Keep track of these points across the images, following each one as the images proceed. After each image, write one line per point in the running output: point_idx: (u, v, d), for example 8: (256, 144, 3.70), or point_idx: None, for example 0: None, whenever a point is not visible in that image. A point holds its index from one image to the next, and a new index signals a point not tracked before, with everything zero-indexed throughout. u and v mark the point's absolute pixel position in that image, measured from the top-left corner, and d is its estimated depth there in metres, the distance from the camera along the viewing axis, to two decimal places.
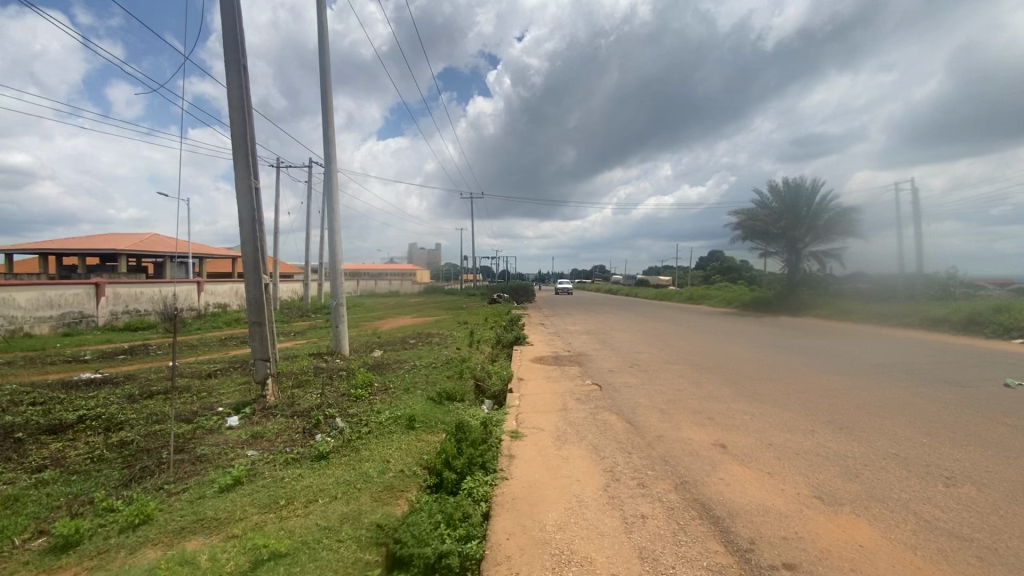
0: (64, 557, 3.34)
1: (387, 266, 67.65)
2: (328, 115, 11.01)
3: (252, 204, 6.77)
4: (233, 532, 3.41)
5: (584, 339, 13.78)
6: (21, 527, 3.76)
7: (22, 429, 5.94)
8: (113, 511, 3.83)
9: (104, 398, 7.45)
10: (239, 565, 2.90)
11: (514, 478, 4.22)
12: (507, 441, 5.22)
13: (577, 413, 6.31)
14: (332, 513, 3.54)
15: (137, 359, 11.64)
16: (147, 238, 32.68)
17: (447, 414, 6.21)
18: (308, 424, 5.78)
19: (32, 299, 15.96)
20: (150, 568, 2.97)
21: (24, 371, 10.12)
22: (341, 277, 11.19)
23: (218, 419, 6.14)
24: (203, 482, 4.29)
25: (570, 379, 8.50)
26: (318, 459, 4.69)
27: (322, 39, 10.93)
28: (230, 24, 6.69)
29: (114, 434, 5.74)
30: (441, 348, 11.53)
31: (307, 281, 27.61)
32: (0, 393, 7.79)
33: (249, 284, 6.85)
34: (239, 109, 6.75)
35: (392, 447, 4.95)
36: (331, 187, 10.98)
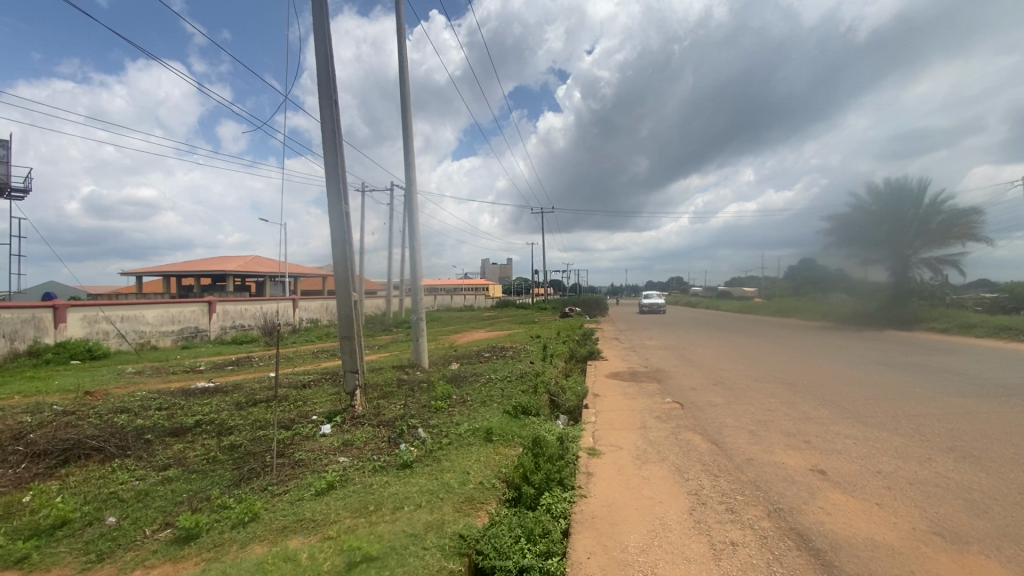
0: (186, 548, 3.74)
1: (462, 282, 69.82)
2: (409, 140, 11.66)
3: (343, 227, 7.30)
4: (328, 533, 3.65)
5: (662, 355, 13.32)
6: (151, 519, 4.27)
7: (152, 431, 6.75)
8: (225, 508, 4.24)
9: (215, 405, 8.28)
10: (335, 565, 3.10)
11: (593, 496, 4.17)
12: (585, 458, 5.16)
13: (658, 432, 6.10)
14: (417, 521, 3.69)
15: (242, 370, 12.86)
16: (250, 260, 36.17)
17: (523, 428, 6.26)
18: (392, 434, 6.07)
19: (158, 316, 18.15)
20: (258, 563, 3.24)
21: (153, 379, 11.54)
22: (421, 293, 11.70)
23: (313, 427, 6.61)
24: (301, 485, 4.64)
25: (648, 396, 8.24)
26: (402, 468, 4.92)
27: (402, 70, 11.65)
28: (323, 64, 7.33)
29: (225, 438, 6.38)
30: (515, 362, 11.65)
31: (388, 296, 29.08)
32: (133, 399, 8.91)
33: (340, 301, 7.37)
34: (332, 139, 7.32)
35: (472, 459, 5.07)
36: (411, 207, 11.57)
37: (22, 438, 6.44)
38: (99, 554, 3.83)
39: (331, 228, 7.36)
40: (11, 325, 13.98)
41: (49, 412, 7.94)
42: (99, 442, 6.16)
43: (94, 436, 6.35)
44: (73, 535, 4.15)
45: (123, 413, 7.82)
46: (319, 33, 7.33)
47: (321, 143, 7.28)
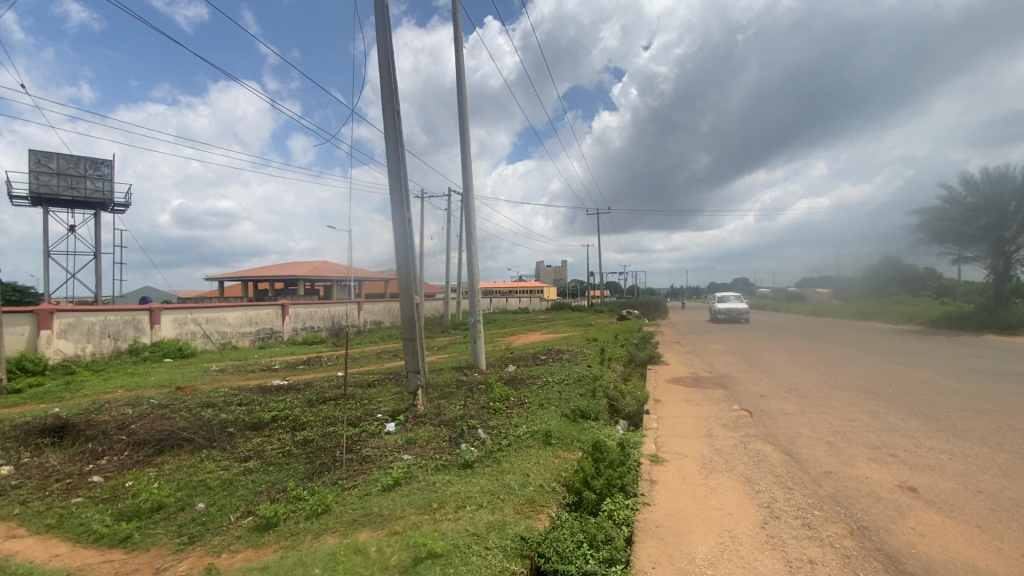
0: (266, 535, 4.00)
1: (518, 284, 70.08)
2: (466, 146, 11.89)
3: (406, 231, 7.55)
4: (395, 528, 3.77)
5: (727, 360, 12.75)
6: (235, 507, 4.59)
7: (233, 425, 7.27)
8: (300, 500, 4.49)
9: (289, 402, 8.80)
10: (402, 560, 3.20)
11: (657, 505, 4.05)
12: (647, 465, 5.03)
13: (725, 441, 5.84)
14: (479, 520, 3.74)
15: (312, 369, 13.57)
16: (318, 265, 38.18)
17: (582, 433, 6.20)
18: (453, 434, 6.20)
19: (237, 318, 19.53)
20: (331, 553, 3.41)
21: (234, 376, 12.44)
22: (478, 295, 11.86)
23: (378, 424, 6.88)
24: (369, 480, 4.83)
25: (713, 402, 7.91)
26: (464, 468, 5.00)
27: (460, 77, 11.91)
28: (386, 76, 7.63)
29: (298, 433, 6.75)
30: (573, 365, 11.55)
31: (446, 299, 29.64)
32: (218, 395, 9.64)
33: (403, 304, 7.61)
34: (394, 148, 7.59)
35: (532, 461, 5.09)
36: (469, 212, 11.78)
37: (125, 428, 7.14)
38: (191, 537, 4.16)
39: (394, 233, 7.63)
40: (114, 326, 15.56)
41: (146, 405, 8.75)
42: (189, 434, 6.72)
43: (185, 428, 6.93)
44: (168, 519, 4.54)
45: (209, 408, 8.48)
46: (382, 46, 7.64)
47: (385, 152, 7.58)
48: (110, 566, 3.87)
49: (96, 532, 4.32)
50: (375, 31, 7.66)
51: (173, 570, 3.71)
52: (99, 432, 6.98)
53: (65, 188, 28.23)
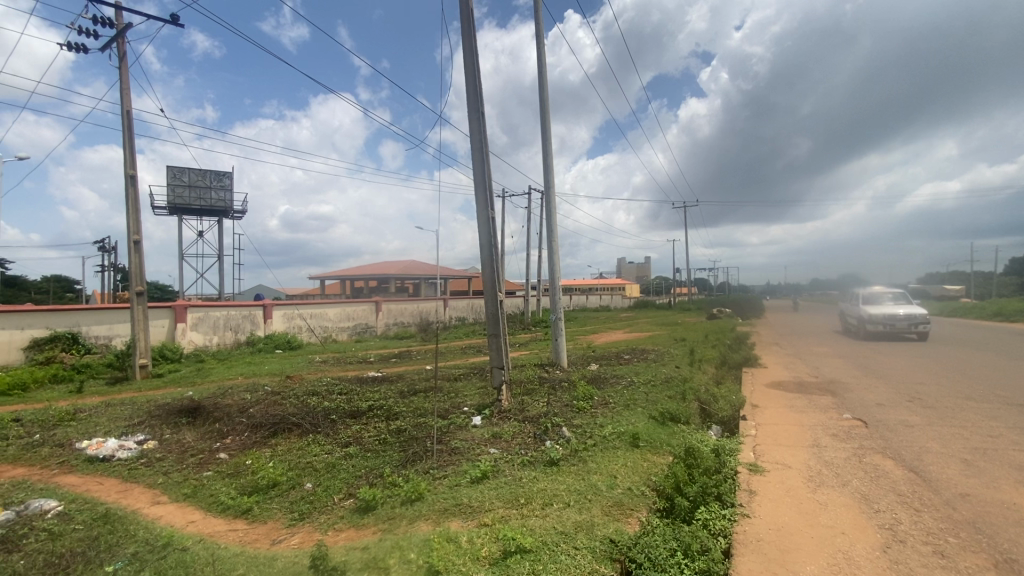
0: (366, 517, 4.26)
1: (600, 281, 68.82)
2: (548, 143, 11.88)
3: (490, 230, 7.69)
4: (484, 520, 3.86)
5: (835, 365, 11.58)
6: (339, 488, 4.96)
7: (335, 412, 7.86)
8: (395, 486, 4.74)
9: (383, 392, 9.34)
10: (493, 553, 3.26)
11: (757, 517, 3.79)
12: (745, 474, 4.71)
13: (835, 453, 5.32)
14: (567, 519, 3.71)
15: (403, 362, 14.29)
16: (408, 264, 40.15)
17: (672, 437, 5.95)
18: (538, 430, 6.22)
19: (337, 313, 21.08)
20: (425, 539, 3.55)
21: (335, 368, 13.47)
22: (560, 293, 11.80)
23: (466, 417, 7.09)
24: (458, 471, 4.99)
25: (820, 410, 7.23)
26: (550, 465, 5.00)
27: (541, 75, 11.91)
28: (471, 79, 7.81)
29: (392, 422, 7.14)
30: (660, 366, 11.13)
31: (527, 296, 29.72)
32: (322, 384, 10.47)
33: (487, 301, 7.77)
34: (479, 150, 7.76)
35: (619, 462, 4.98)
36: (551, 210, 11.75)
37: (245, 411, 7.98)
38: (301, 513, 4.55)
39: (479, 232, 7.80)
40: (235, 320, 17.47)
41: (262, 391, 9.72)
42: (297, 419, 7.37)
43: (294, 414, 7.61)
44: (281, 495, 5.00)
45: (314, 396, 9.24)
46: (467, 50, 7.83)
47: (470, 154, 7.76)
48: (235, 533, 4.32)
49: (224, 503, 4.87)
50: (461, 36, 7.86)
51: (287, 542, 4.06)
52: (224, 414, 7.87)
53: (195, 199, 32.12)
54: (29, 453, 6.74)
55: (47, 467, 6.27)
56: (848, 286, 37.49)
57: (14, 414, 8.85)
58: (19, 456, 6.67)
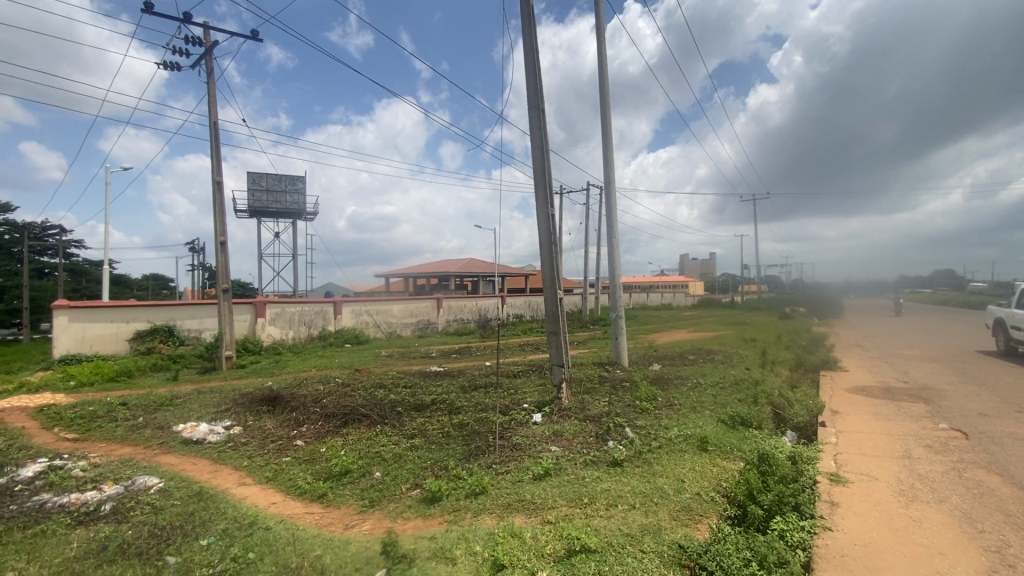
0: (432, 507, 4.39)
1: (661, 277, 66.61)
2: (608, 137, 11.66)
3: (550, 227, 7.66)
4: (547, 517, 3.86)
5: (928, 370, 10.58)
6: (406, 479, 5.14)
7: (400, 405, 8.15)
8: (459, 478, 4.86)
9: (446, 387, 9.58)
10: (557, 550, 3.25)
11: (841, 531, 3.54)
12: (825, 484, 4.41)
13: (930, 466, 4.87)
14: (633, 521, 3.64)
15: (464, 358, 14.58)
16: (467, 261, 40.83)
17: (744, 442, 5.68)
18: (600, 430, 6.14)
19: (401, 310, 21.82)
20: (490, 533, 3.59)
21: (400, 362, 13.98)
22: (620, 290, 11.56)
23: (526, 414, 7.12)
24: (521, 467, 5.03)
25: (912, 419, 6.63)
26: (613, 465, 4.92)
27: (602, 68, 11.71)
28: (531, 76, 7.81)
29: (454, 416, 7.31)
30: (728, 367, 10.65)
31: (585, 293, 29.37)
32: (387, 378, 10.88)
33: (547, 298, 7.75)
34: (539, 147, 7.75)
35: (686, 466, 4.82)
36: (612, 206, 11.53)
37: (318, 401, 8.46)
38: (371, 501, 4.75)
39: (539, 229, 7.80)
40: (308, 315, 18.53)
41: (333, 383, 10.26)
42: (366, 410, 7.72)
43: (363, 405, 7.98)
44: (353, 482, 5.25)
45: (381, 388, 9.64)
46: (528, 47, 7.83)
47: (530, 152, 7.76)
48: (312, 516, 4.58)
49: (301, 488, 5.18)
50: (522, 34, 7.87)
51: (358, 528, 4.26)
52: (300, 403, 8.37)
53: (271, 202, 34.36)
54: (135, 434, 7.50)
55: (150, 447, 6.95)
56: (942, 283, 34.10)
57: (123, 398, 9.89)
58: (127, 436, 7.43)
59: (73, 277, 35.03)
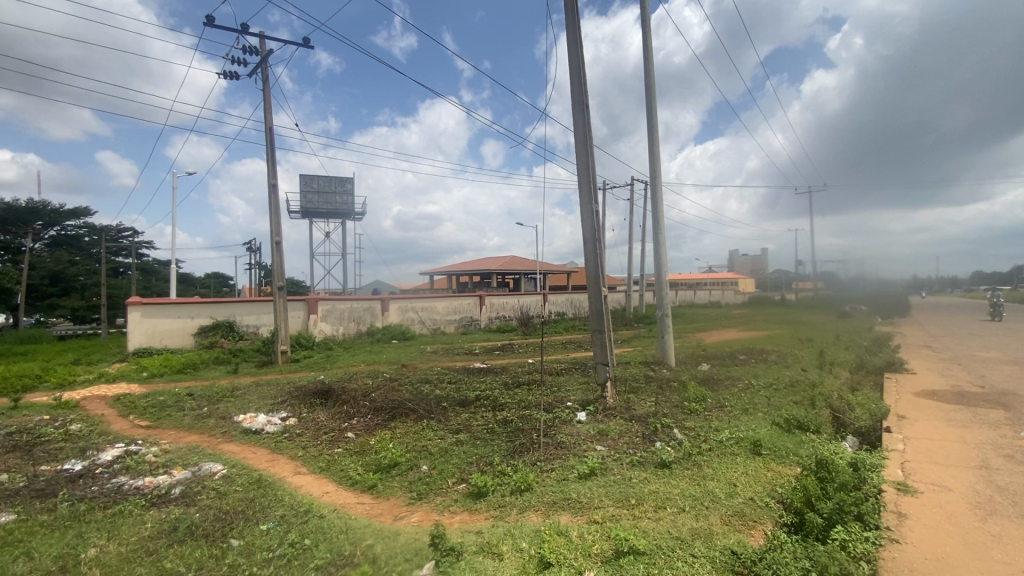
0: (478, 502, 4.44)
1: (708, 274, 64.52)
2: (654, 131, 11.39)
3: (594, 225, 7.57)
4: (594, 517, 3.83)
5: (1008, 373, 9.77)
6: (452, 473, 5.22)
7: (445, 400, 8.29)
8: (504, 474, 4.90)
9: (489, 383, 9.68)
10: (605, 551, 3.22)
11: (909, 544, 3.33)
12: (891, 494, 4.14)
13: (1011, 477, 4.49)
14: (682, 525, 3.55)
15: (506, 355, 14.66)
16: (510, 259, 40.98)
17: (800, 447, 5.43)
18: (647, 430, 6.02)
19: (445, 307, 22.17)
20: (536, 531, 3.59)
21: (445, 358, 14.23)
22: (666, 288, 11.28)
23: (570, 412, 7.08)
24: (566, 466, 5.01)
25: (990, 426, 6.14)
26: (661, 467, 4.81)
27: (647, 60, 11.44)
28: (575, 71, 7.74)
29: (498, 413, 7.37)
30: (782, 368, 10.21)
31: (629, 291, 28.85)
32: (432, 373, 11.10)
33: (591, 296, 7.65)
34: (583, 143, 7.67)
35: (739, 470, 4.65)
36: (658, 201, 11.27)
37: (367, 395, 8.74)
38: (418, 493, 4.86)
39: (583, 226, 7.71)
40: (357, 312, 19.14)
41: (381, 378, 10.56)
42: (412, 405, 7.90)
43: (409, 400, 8.17)
44: (401, 475, 5.39)
45: (427, 383, 9.85)
46: (572, 42, 7.75)
47: (574, 147, 7.70)
48: (363, 507, 4.73)
49: (353, 479, 5.37)
50: (565, 30, 7.80)
51: (407, 520, 4.36)
52: (350, 397, 8.66)
53: (322, 203, 35.69)
54: (200, 423, 7.99)
55: (213, 435, 7.38)
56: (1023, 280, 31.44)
57: (190, 389, 10.56)
58: (193, 425, 7.93)
59: (145, 276, 37.66)
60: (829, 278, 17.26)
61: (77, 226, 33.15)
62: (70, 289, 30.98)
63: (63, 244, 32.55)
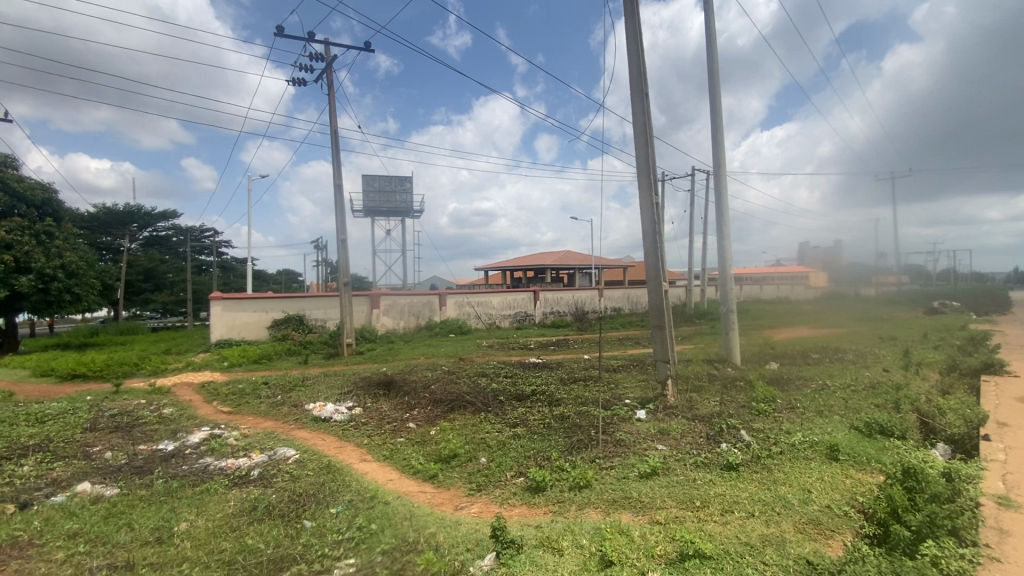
0: (537, 496, 4.45)
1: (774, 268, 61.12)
2: (717, 117, 10.89)
3: (654, 217, 7.36)
4: (657, 518, 3.73)
5: None
6: (510, 466, 5.27)
7: (502, 394, 8.39)
8: (563, 470, 4.88)
9: (545, 378, 9.67)
10: (668, 553, 3.13)
11: (1013, 565, 3.01)
12: (991, 509, 3.76)
13: None
14: (752, 530, 3.40)
15: (562, 350, 14.60)
16: (564, 254, 40.66)
17: (883, 453, 5.04)
18: (711, 431, 5.80)
19: (500, 302, 22.37)
20: (596, 529, 3.55)
21: (500, 352, 14.39)
22: (730, 282, 10.78)
23: (629, 410, 6.94)
24: (626, 464, 4.91)
25: None
26: (728, 470, 4.62)
27: (710, 43, 10.94)
28: (634, 60, 7.52)
29: (555, 408, 7.36)
30: (860, 369, 9.50)
31: (689, 286, 27.85)
32: (488, 367, 11.24)
33: (651, 291, 7.45)
34: (643, 133, 7.46)
35: (813, 475, 4.39)
36: (721, 191, 10.78)
37: (427, 387, 9.00)
38: (478, 485, 4.94)
39: (642, 219, 7.51)
40: (416, 307, 19.70)
41: (440, 371, 10.83)
42: (470, 398, 8.04)
43: (468, 392, 8.33)
44: (461, 466, 5.49)
45: (484, 377, 10.00)
46: (631, 30, 7.55)
47: (632, 138, 7.51)
48: (425, 495, 4.88)
49: (415, 468, 5.55)
50: (623, 18, 7.60)
51: (467, 510, 4.45)
52: (411, 389, 8.95)
53: (383, 202, 36.95)
54: (275, 410, 8.55)
55: (287, 422, 7.87)
56: None
57: (266, 378, 11.32)
58: (269, 412, 8.49)
59: (225, 272, 40.63)
60: (915, 272, 15.88)
61: (166, 227, 36.19)
62: (161, 285, 33.95)
63: (155, 243, 35.66)
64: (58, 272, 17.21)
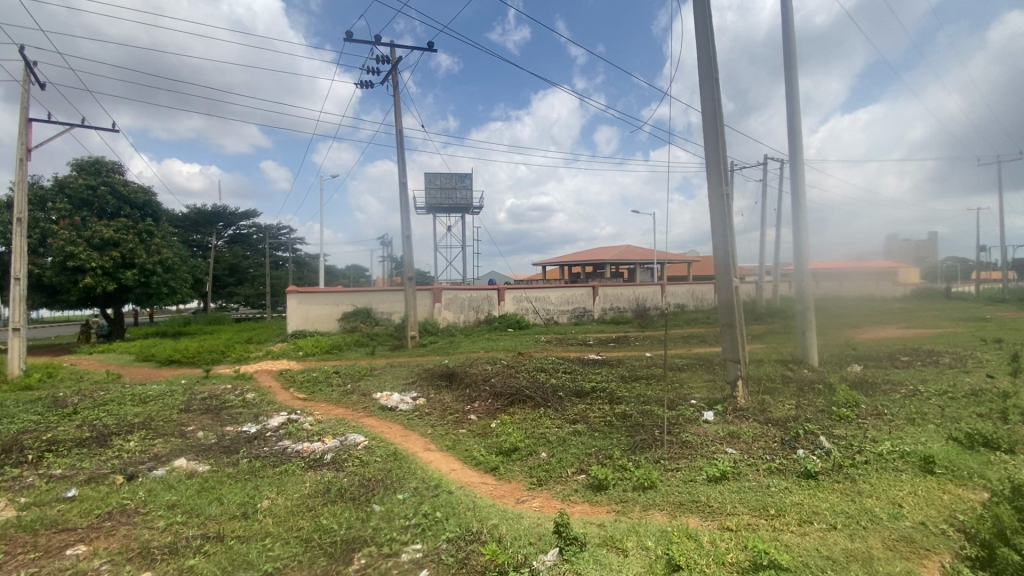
0: (600, 494, 4.41)
1: None
2: (793, 102, 10.21)
3: (724, 210, 7.03)
4: (727, 524, 3.58)
5: None
6: (571, 463, 5.25)
7: (562, 389, 8.36)
8: (625, 469, 4.79)
9: (606, 375, 9.54)
10: (740, 562, 3.00)
11: None
12: None
13: None
14: (834, 544, 3.18)
15: (622, 347, 14.31)
16: (625, 248, 39.73)
17: (988, 468, 4.54)
18: (786, 436, 5.48)
19: (558, 297, 22.26)
20: (662, 531, 3.46)
21: (558, 348, 14.34)
22: (807, 278, 10.09)
23: (696, 411, 6.70)
24: (693, 467, 4.74)
25: None
26: (806, 478, 4.34)
27: (786, 23, 10.25)
28: (703, 46, 7.19)
29: (616, 406, 7.24)
30: (959, 374, 8.61)
31: (760, 282, 26.38)
32: (547, 362, 11.22)
33: (720, 287, 7.12)
34: (713, 123, 7.13)
35: (904, 489, 4.03)
36: (796, 180, 10.12)
37: (487, 380, 9.14)
38: (539, 480, 4.96)
39: (711, 213, 7.19)
40: (475, 301, 20.02)
41: (499, 365, 10.95)
42: (530, 392, 8.07)
43: (527, 387, 8.37)
44: (521, 459, 5.54)
45: (542, 372, 10.01)
46: (700, 15, 7.21)
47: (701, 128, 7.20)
48: (487, 487, 4.97)
49: (477, 459, 5.65)
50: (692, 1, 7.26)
51: (528, 504, 4.48)
52: (472, 381, 9.11)
53: (444, 199, 37.71)
54: (345, 398, 9.01)
55: (356, 409, 8.28)
56: None
57: (337, 368, 11.94)
58: (340, 400, 8.96)
59: (299, 267, 43.17)
60: None
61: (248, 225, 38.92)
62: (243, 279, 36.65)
63: (238, 241, 38.43)
64: (157, 267, 18.98)
